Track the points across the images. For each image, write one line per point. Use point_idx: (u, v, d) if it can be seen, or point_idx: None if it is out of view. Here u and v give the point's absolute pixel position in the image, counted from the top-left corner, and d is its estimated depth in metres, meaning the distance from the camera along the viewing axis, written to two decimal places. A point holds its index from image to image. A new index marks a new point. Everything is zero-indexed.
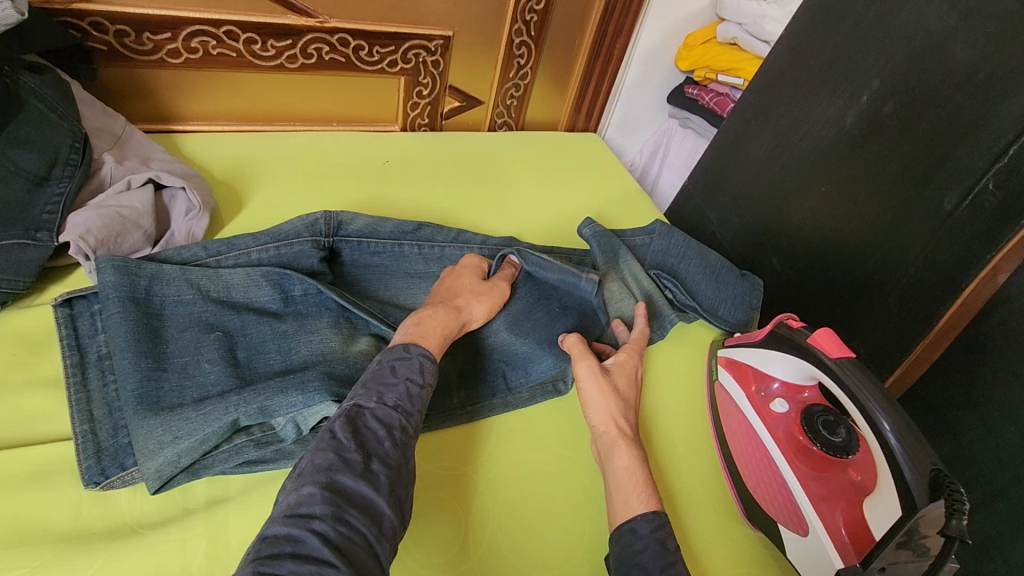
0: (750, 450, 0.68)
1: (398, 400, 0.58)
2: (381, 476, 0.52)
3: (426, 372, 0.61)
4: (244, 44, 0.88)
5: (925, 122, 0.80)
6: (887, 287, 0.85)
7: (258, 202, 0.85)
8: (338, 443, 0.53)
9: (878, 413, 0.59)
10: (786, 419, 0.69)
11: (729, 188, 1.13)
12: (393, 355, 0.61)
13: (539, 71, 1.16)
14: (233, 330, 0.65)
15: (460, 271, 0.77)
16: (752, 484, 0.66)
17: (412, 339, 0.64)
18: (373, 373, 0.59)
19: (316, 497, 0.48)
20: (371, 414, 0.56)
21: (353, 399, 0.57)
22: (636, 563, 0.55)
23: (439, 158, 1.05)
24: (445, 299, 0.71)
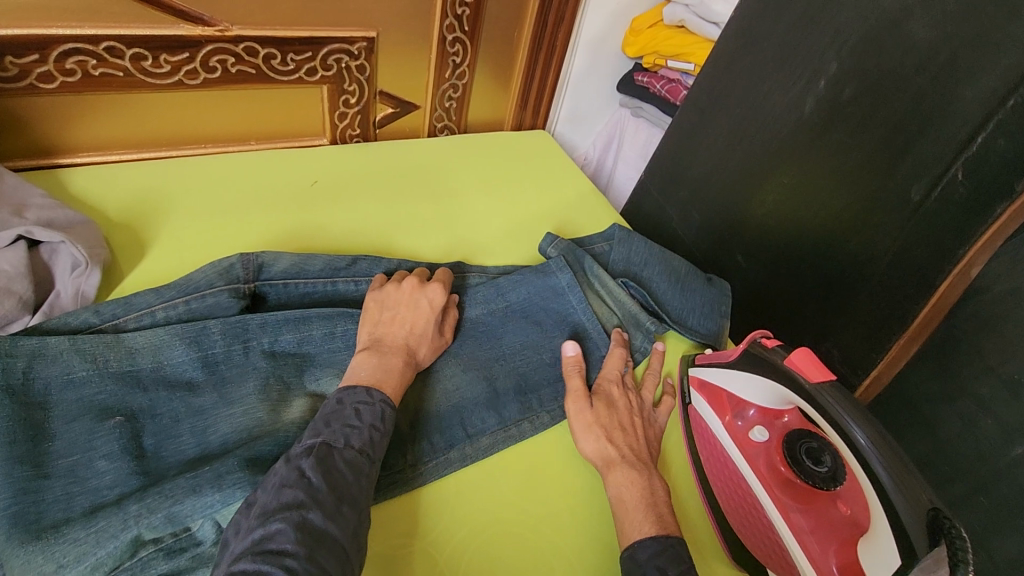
0: (732, 487, 0.63)
1: (363, 444, 0.53)
2: (350, 517, 0.48)
3: (387, 419, 0.56)
4: (131, 61, 0.76)
5: (887, 108, 0.75)
6: (858, 284, 0.81)
7: (164, 246, 0.74)
8: (308, 481, 0.48)
9: (866, 447, 0.53)
10: (767, 449, 0.63)
11: (687, 182, 1.08)
12: (356, 398, 0.56)
13: (477, 68, 1.07)
14: (138, 411, 0.55)
15: (424, 305, 0.68)
16: (737, 525, 0.61)
17: (375, 384, 0.58)
18: (336, 412, 0.55)
19: (287, 534, 0.44)
20: (340, 455, 0.51)
21: (319, 437, 0.52)
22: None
23: (374, 174, 0.95)
24: (404, 340, 0.65)
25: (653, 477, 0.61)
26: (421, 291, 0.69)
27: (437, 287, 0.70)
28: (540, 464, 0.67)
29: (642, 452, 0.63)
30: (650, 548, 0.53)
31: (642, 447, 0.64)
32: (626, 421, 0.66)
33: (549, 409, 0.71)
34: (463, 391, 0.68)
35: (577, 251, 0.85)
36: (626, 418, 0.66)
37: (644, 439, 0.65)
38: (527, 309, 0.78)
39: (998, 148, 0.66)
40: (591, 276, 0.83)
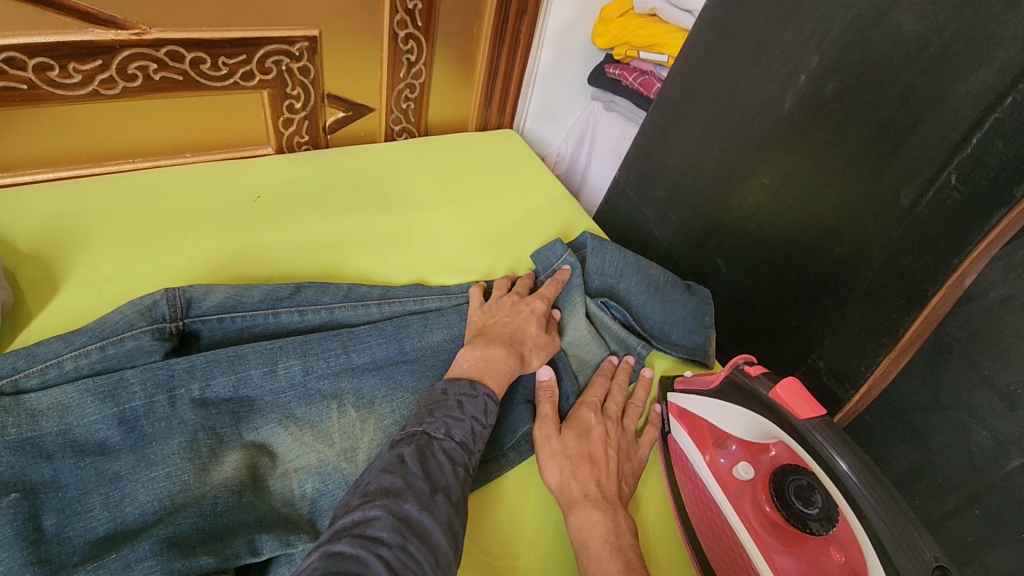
0: (715, 530, 0.58)
1: (463, 435, 0.54)
2: (444, 507, 0.49)
3: (489, 413, 0.58)
4: (35, 72, 0.68)
5: (873, 104, 0.70)
6: (845, 292, 0.76)
7: (82, 279, 0.67)
8: (406, 468, 0.50)
9: (859, 493, 0.48)
10: (751, 487, 0.59)
11: (663, 181, 1.02)
12: (459, 390, 0.58)
13: (435, 65, 0.99)
14: (40, 485, 0.48)
15: (524, 311, 0.71)
16: (721, 571, 0.56)
17: (478, 376, 0.61)
18: (440, 403, 0.56)
19: (383, 521, 0.45)
20: (439, 446, 0.53)
21: (420, 426, 0.54)
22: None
23: (323, 184, 0.87)
24: (511, 336, 0.67)
25: (616, 517, 0.55)
26: (519, 301, 0.72)
27: (534, 298, 0.73)
28: (506, 512, 0.61)
29: (612, 488, 0.58)
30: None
31: (614, 482, 0.58)
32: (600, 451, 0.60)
33: (516, 446, 0.64)
34: None
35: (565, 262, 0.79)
36: (601, 450, 0.60)
37: (616, 473, 0.59)
38: None
39: (995, 152, 0.60)
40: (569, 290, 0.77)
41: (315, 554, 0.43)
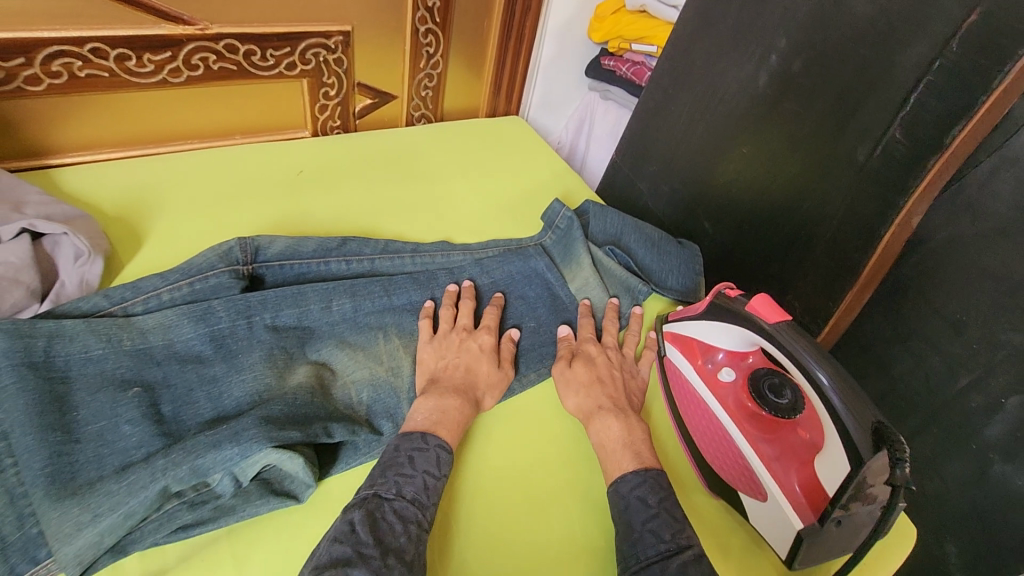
0: (705, 424, 0.70)
1: (416, 493, 0.55)
2: (398, 570, 0.48)
3: (443, 463, 0.58)
4: (116, 61, 0.79)
5: (832, 76, 0.82)
6: (814, 241, 0.88)
7: (160, 237, 0.78)
8: (357, 536, 0.49)
9: (816, 369, 0.60)
10: (734, 388, 0.70)
11: (656, 157, 1.14)
12: (411, 445, 0.58)
13: (450, 57, 1.11)
14: (154, 383, 0.59)
15: (474, 350, 0.71)
16: (710, 456, 0.68)
17: (430, 428, 0.61)
18: (392, 461, 0.57)
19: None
20: (390, 507, 0.53)
21: (371, 489, 0.54)
22: (646, 530, 0.55)
23: (357, 161, 0.99)
24: (461, 383, 0.68)
25: (630, 418, 0.67)
26: (468, 338, 0.72)
27: (483, 333, 0.74)
28: (525, 421, 0.71)
29: (624, 399, 0.70)
30: (632, 481, 0.59)
31: (620, 391, 0.71)
32: (607, 370, 0.73)
33: (535, 369, 0.75)
34: None
35: (571, 220, 0.90)
36: (606, 368, 0.73)
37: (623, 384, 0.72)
38: (512, 287, 0.83)
39: (929, 107, 0.73)
40: (576, 244, 0.88)
41: None
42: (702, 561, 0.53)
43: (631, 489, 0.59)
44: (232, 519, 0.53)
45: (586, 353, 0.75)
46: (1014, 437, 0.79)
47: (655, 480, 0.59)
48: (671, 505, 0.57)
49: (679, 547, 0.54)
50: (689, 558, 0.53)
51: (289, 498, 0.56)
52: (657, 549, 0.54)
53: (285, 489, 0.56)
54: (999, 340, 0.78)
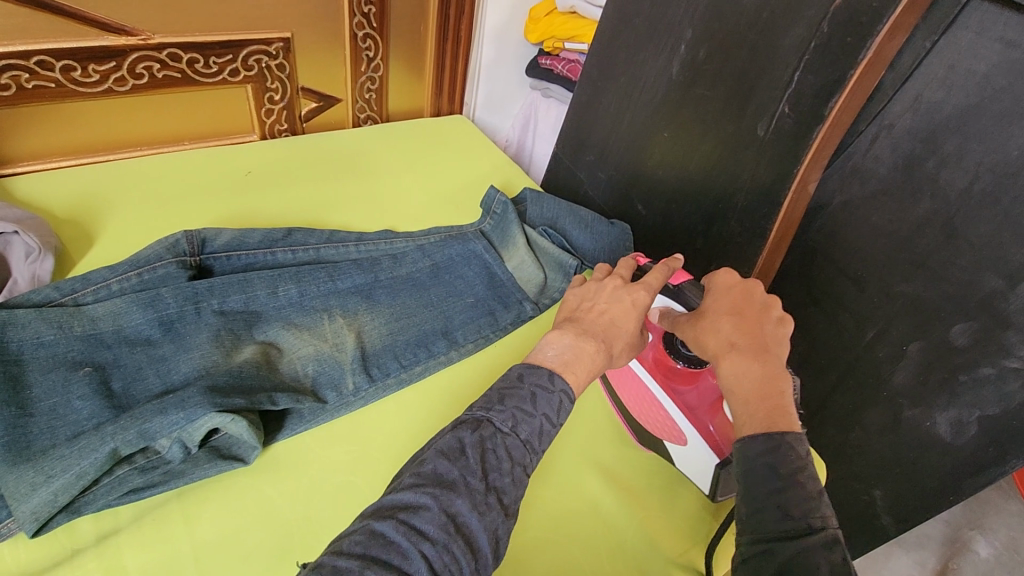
0: (629, 385, 0.75)
1: (530, 435, 0.53)
2: (496, 512, 0.49)
3: (563, 411, 0.56)
4: (61, 72, 0.83)
5: (733, 61, 0.90)
6: (729, 212, 0.96)
7: (111, 236, 0.82)
8: (466, 461, 0.50)
9: None
10: (653, 348, 0.74)
11: (592, 147, 1.21)
12: (539, 381, 0.56)
13: (391, 61, 1.17)
14: (105, 364, 0.63)
15: (626, 300, 0.67)
16: (636, 412, 0.75)
17: (560, 370, 0.58)
18: (513, 391, 0.55)
19: (432, 516, 0.46)
20: (502, 442, 0.52)
21: (489, 415, 0.53)
22: (773, 502, 0.49)
23: (303, 161, 1.04)
24: (604, 331, 0.64)
25: (763, 365, 0.57)
26: (624, 286, 0.68)
27: (638, 286, 0.68)
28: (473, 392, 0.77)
29: (758, 337, 0.59)
30: (762, 444, 0.52)
31: (757, 334, 0.60)
32: (743, 305, 0.63)
33: (474, 340, 0.81)
34: (393, 339, 0.78)
35: (506, 206, 0.95)
36: (745, 303, 0.63)
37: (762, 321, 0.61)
38: (455, 269, 0.89)
39: (810, 84, 0.81)
40: (512, 229, 0.94)
41: (358, 530, 0.46)
42: (834, 550, 0.45)
43: (757, 453, 0.52)
44: (181, 481, 0.57)
45: (721, 290, 0.66)
46: (918, 379, 0.87)
47: (789, 448, 0.51)
48: (808, 480, 0.49)
49: (810, 528, 0.47)
50: (818, 543, 0.45)
51: (236, 461, 0.60)
52: (784, 527, 0.47)
53: (233, 454, 0.60)
54: (896, 293, 0.86)
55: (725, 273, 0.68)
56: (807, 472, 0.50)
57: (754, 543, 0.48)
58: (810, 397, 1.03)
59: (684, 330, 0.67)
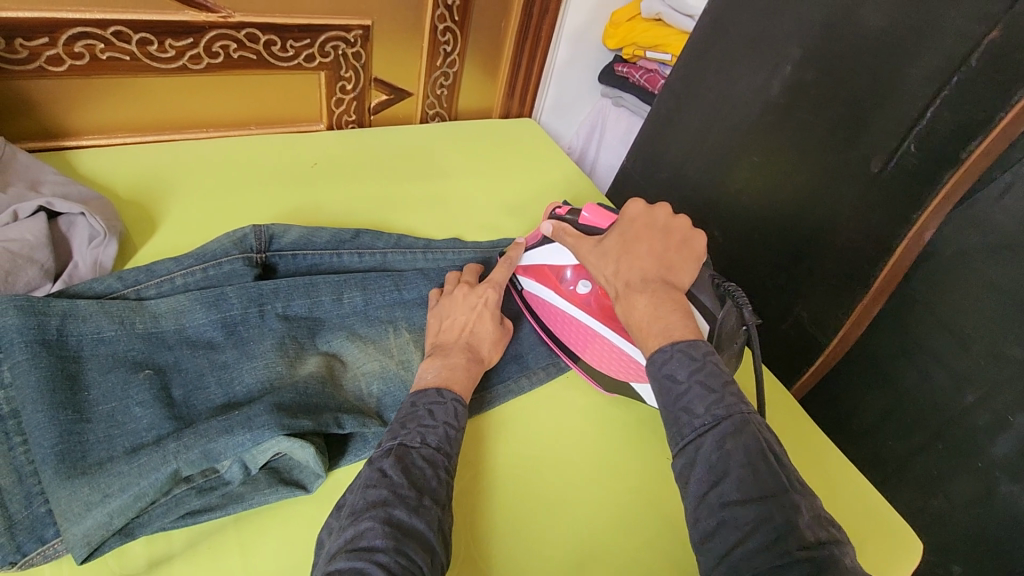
0: (578, 332, 0.75)
1: (440, 441, 0.55)
2: (433, 509, 0.50)
3: (461, 416, 0.59)
4: (137, 45, 0.79)
5: (847, 89, 0.83)
6: (824, 252, 0.90)
7: (174, 222, 0.78)
8: (390, 479, 0.50)
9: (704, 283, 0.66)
10: (593, 295, 0.74)
11: (665, 163, 1.13)
12: (428, 400, 0.58)
13: (467, 57, 1.12)
14: (166, 367, 0.59)
15: (477, 305, 0.70)
16: (592, 359, 0.74)
17: (444, 384, 0.61)
18: (411, 415, 0.57)
19: (376, 531, 0.46)
20: (417, 454, 0.53)
21: (396, 439, 0.54)
22: (681, 406, 0.53)
23: (370, 155, 0.99)
24: (465, 343, 0.67)
25: (657, 294, 0.59)
26: (471, 293, 0.72)
27: (486, 286, 0.73)
28: (536, 420, 0.72)
29: (656, 270, 0.61)
30: (670, 355, 0.55)
31: (656, 269, 0.61)
32: (646, 237, 0.63)
33: (545, 367, 0.76)
34: None
35: None
36: (649, 240, 0.63)
37: (665, 252, 0.62)
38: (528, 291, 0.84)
39: (942, 122, 0.74)
40: None
41: None
42: (744, 431, 0.50)
43: (660, 368, 0.55)
44: (241, 506, 0.53)
45: (626, 227, 0.65)
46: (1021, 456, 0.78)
47: (683, 353, 0.54)
48: (708, 377, 0.53)
49: (716, 419, 0.51)
50: (726, 430, 0.50)
51: (298, 487, 0.55)
52: (693, 426, 0.51)
53: (294, 479, 0.56)
54: (1006, 358, 0.76)
55: (635, 203, 0.66)
56: (707, 370, 0.53)
57: (681, 455, 0.51)
58: (889, 459, 0.94)
59: (589, 264, 0.67)
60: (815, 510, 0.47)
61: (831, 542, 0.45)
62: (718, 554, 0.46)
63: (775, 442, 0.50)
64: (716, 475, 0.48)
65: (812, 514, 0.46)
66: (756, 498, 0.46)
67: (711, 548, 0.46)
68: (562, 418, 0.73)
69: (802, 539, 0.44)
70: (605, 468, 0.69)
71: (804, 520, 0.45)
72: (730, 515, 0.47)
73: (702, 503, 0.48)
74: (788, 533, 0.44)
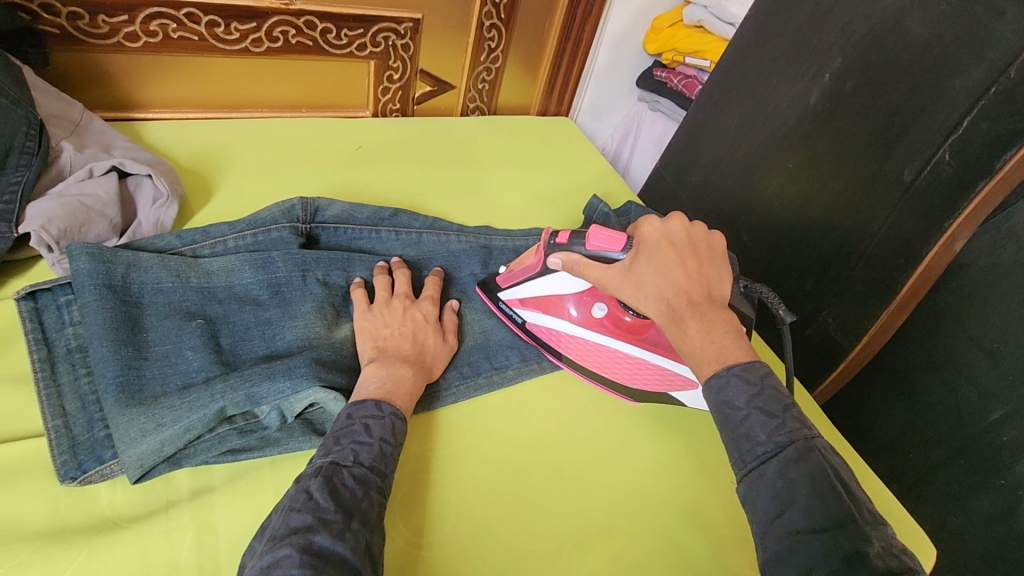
0: (602, 356, 0.76)
1: (374, 460, 0.52)
2: (360, 533, 0.45)
3: (398, 432, 0.55)
4: (206, 27, 0.85)
5: (885, 97, 0.84)
6: (853, 258, 0.90)
7: (229, 191, 0.84)
8: (316, 503, 0.46)
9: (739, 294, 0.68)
10: (606, 319, 0.76)
11: (698, 168, 1.14)
12: (364, 413, 0.55)
13: (510, 55, 1.15)
14: (215, 318, 0.63)
15: (418, 321, 0.68)
16: (619, 377, 0.76)
17: (385, 396, 0.58)
18: (345, 430, 0.53)
19: (293, 559, 0.41)
20: (348, 474, 0.49)
21: (327, 457, 0.50)
22: (742, 432, 0.51)
23: (411, 142, 1.04)
24: (409, 352, 0.64)
25: (705, 315, 0.57)
26: (409, 308, 0.69)
27: (424, 302, 0.71)
28: (557, 394, 0.75)
29: (696, 287, 0.59)
30: (737, 384, 0.52)
31: (697, 286, 0.59)
32: (675, 254, 0.62)
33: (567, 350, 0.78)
34: (488, 337, 0.77)
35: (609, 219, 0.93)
36: (681, 257, 0.61)
37: (700, 270, 0.60)
38: None
39: (982, 132, 0.74)
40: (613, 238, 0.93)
41: None
42: (807, 458, 0.47)
43: (717, 394, 0.53)
44: (276, 449, 0.56)
45: (651, 247, 0.63)
46: None
47: (742, 376, 0.52)
48: (766, 402, 0.51)
49: (778, 446, 0.49)
50: (790, 457, 0.48)
51: None
52: (755, 453, 0.49)
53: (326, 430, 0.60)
54: None
55: (650, 221, 0.65)
56: (764, 397, 0.51)
57: (744, 481, 0.49)
58: None
59: (622, 292, 0.64)
60: (885, 538, 0.44)
61: (904, 571, 0.41)
62: None
63: (842, 471, 0.48)
64: (781, 502, 0.46)
65: (884, 543, 0.43)
66: (825, 526, 0.44)
67: (780, 573, 0.44)
68: (582, 393, 0.76)
69: (875, 567, 0.41)
70: (624, 440, 0.72)
71: (876, 550, 0.42)
72: (798, 543, 0.44)
73: (768, 528, 0.46)
74: (858, 559, 0.41)
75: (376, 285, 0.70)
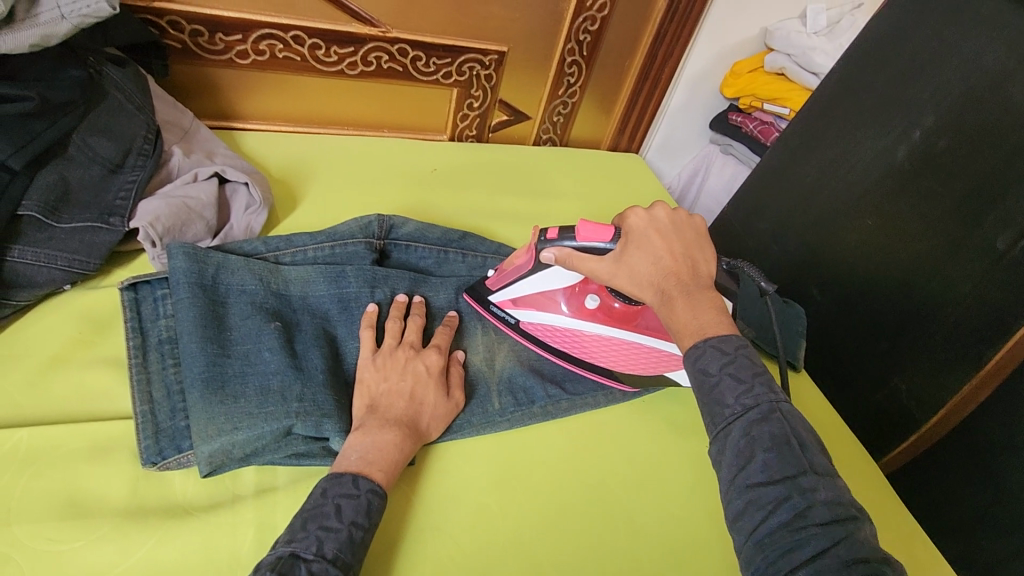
0: (597, 347, 0.76)
1: (338, 551, 0.49)
2: None
3: (372, 513, 0.53)
4: (309, 48, 0.91)
5: (980, 161, 0.81)
6: (935, 321, 0.85)
7: (313, 202, 0.88)
8: None
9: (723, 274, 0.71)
10: (599, 308, 0.75)
11: (770, 214, 1.12)
12: (340, 490, 0.53)
13: (588, 90, 1.17)
14: (291, 324, 0.66)
15: (419, 375, 0.64)
16: (616, 367, 0.76)
17: (365, 469, 0.55)
18: (316, 511, 0.51)
19: None
20: (307, 569, 0.47)
21: (289, 546, 0.48)
22: (712, 398, 0.52)
23: (484, 167, 1.06)
24: (401, 414, 0.60)
25: (694, 295, 0.58)
26: (409, 362, 0.65)
27: (432, 351, 0.67)
28: (612, 433, 0.74)
29: (682, 269, 0.59)
30: (718, 359, 0.53)
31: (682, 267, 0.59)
32: (663, 242, 0.61)
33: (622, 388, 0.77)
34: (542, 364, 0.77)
35: None
36: (671, 242, 0.61)
37: (685, 251, 0.60)
38: None
39: None
40: None
41: None
42: (769, 420, 0.49)
43: (695, 363, 0.54)
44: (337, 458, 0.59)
45: (639, 233, 0.62)
46: None
47: (722, 349, 0.53)
48: (739, 368, 0.52)
49: (744, 408, 0.50)
50: (752, 418, 0.50)
51: None
52: (725, 416, 0.51)
53: None
54: None
55: (634, 210, 0.63)
56: (743, 366, 0.52)
57: (717, 442, 0.51)
58: (980, 560, 0.83)
59: (613, 280, 0.64)
60: (838, 493, 0.47)
61: (848, 519, 0.45)
62: (748, 531, 0.47)
63: (802, 429, 0.50)
64: (745, 457, 0.49)
65: (833, 495, 0.46)
66: (779, 477, 0.47)
67: (740, 526, 0.48)
68: (638, 434, 0.74)
69: (819, 517, 0.45)
70: (676, 491, 0.70)
71: (822, 501, 0.46)
72: (756, 496, 0.47)
73: (731, 484, 0.49)
74: (806, 509, 0.45)
75: (387, 331, 0.67)
